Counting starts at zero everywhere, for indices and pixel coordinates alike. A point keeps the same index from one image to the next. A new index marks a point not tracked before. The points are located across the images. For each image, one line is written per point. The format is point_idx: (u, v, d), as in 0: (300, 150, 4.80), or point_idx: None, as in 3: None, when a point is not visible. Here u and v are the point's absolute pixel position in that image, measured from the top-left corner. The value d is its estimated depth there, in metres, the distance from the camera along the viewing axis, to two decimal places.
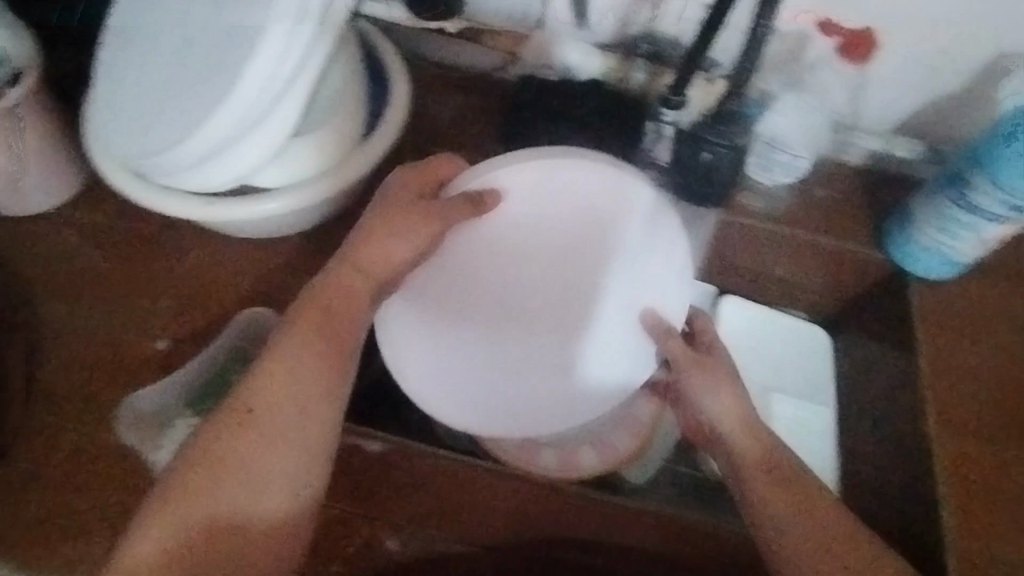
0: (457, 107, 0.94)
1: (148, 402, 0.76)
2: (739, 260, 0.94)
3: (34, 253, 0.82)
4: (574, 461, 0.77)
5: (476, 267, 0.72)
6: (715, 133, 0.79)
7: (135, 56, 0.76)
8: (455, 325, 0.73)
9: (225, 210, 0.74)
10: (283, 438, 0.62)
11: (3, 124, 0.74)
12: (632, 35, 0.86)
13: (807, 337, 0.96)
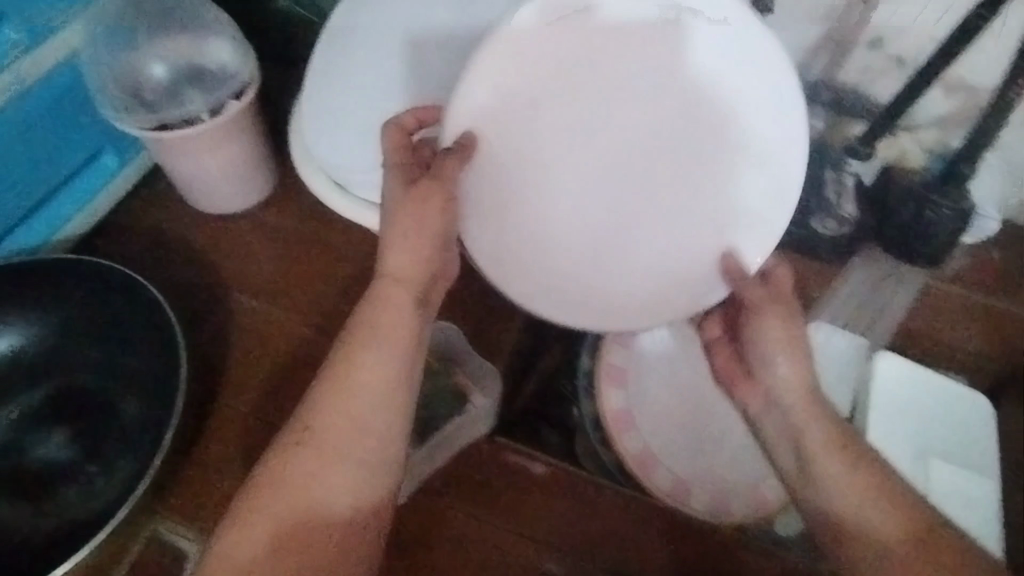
0: None
1: None
2: (884, 307, 0.88)
3: (226, 248, 0.89)
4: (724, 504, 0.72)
5: (530, 158, 0.51)
6: (942, 193, 0.76)
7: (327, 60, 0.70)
8: (541, 232, 0.53)
9: None
10: (354, 444, 0.51)
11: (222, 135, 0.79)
12: (813, 82, 0.86)
13: (967, 401, 0.82)
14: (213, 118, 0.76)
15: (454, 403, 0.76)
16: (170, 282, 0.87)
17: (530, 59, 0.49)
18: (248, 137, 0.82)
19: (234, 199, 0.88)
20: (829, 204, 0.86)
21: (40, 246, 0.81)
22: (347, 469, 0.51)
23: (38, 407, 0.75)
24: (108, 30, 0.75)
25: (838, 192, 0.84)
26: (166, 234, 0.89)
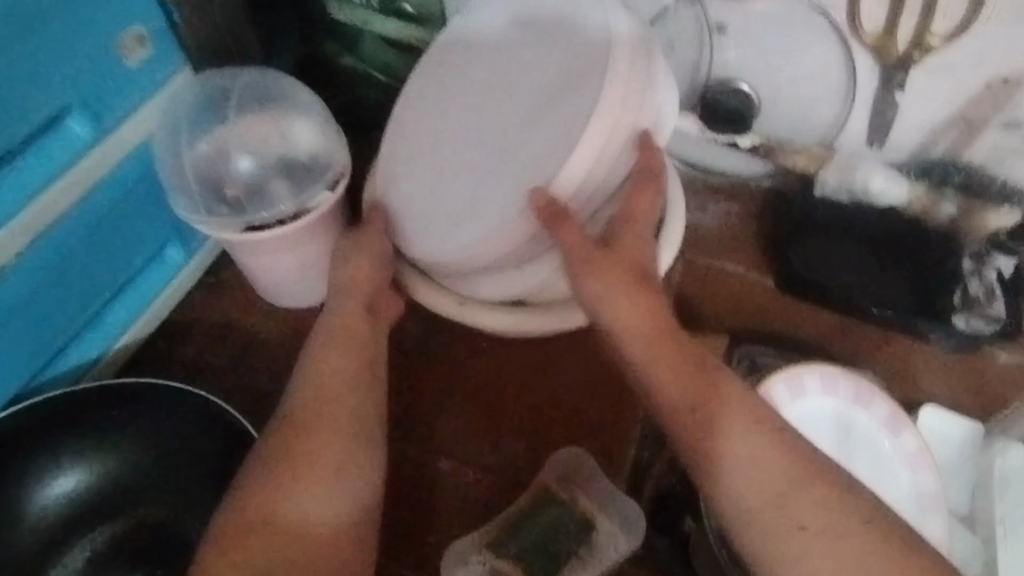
0: (722, 213, 0.92)
1: (466, 546, 0.67)
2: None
3: (298, 346, 0.78)
4: None
5: (456, 150, 0.70)
6: None
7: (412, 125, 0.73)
8: (456, 191, 0.68)
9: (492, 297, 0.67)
10: (329, 440, 0.55)
11: (310, 232, 0.70)
12: (945, 163, 0.81)
13: None
14: (299, 218, 0.68)
15: (582, 533, 0.67)
16: (238, 390, 0.77)
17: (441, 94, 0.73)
18: (334, 228, 0.73)
19: (310, 293, 0.78)
20: (977, 303, 0.80)
21: (98, 358, 0.71)
22: (328, 454, 0.55)
23: (104, 552, 0.68)
24: (189, 116, 0.69)
25: (986, 288, 0.80)
26: (230, 331, 0.79)
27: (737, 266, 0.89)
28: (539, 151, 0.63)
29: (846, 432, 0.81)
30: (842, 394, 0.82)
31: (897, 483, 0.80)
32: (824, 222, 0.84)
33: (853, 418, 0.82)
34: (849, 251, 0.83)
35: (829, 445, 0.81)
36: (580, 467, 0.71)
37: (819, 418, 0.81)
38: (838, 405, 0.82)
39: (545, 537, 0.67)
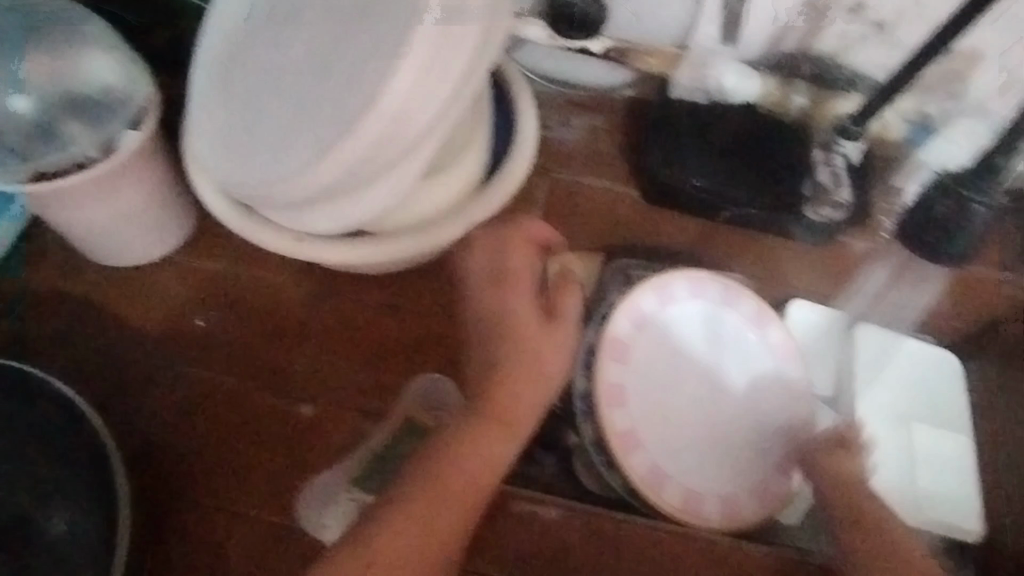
0: (585, 129, 0.92)
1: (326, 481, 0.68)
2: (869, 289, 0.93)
3: (149, 307, 0.75)
4: (737, 510, 0.79)
5: (271, 84, 0.64)
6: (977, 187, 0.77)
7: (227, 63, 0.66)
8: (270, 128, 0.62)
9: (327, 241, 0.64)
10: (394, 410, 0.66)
11: (125, 176, 0.64)
12: (793, 55, 0.81)
13: (938, 363, 0.94)
14: (103, 157, 0.61)
15: None
16: (87, 359, 0.73)
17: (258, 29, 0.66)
18: (155, 171, 0.67)
19: (144, 246, 0.73)
20: (827, 189, 0.81)
21: None
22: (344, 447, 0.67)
23: None
24: None
25: (832, 175, 0.82)
26: (69, 298, 0.74)
27: (603, 182, 0.91)
28: (352, 78, 0.57)
29: (716, 329, 0.85)
30: (709, 293, 0.85)
31: (768, 372, 0.84)
32: (683, 126, 0.84)
33: (722, 315, 0.85)
34: (706, 150, 0.83)
35: (702, 343, 0.84)
36: (443, 392, 0.72)
37: (690, 317, 0.84)
38: (706, 303, 0.85)
39: (407, 461, 0.68)
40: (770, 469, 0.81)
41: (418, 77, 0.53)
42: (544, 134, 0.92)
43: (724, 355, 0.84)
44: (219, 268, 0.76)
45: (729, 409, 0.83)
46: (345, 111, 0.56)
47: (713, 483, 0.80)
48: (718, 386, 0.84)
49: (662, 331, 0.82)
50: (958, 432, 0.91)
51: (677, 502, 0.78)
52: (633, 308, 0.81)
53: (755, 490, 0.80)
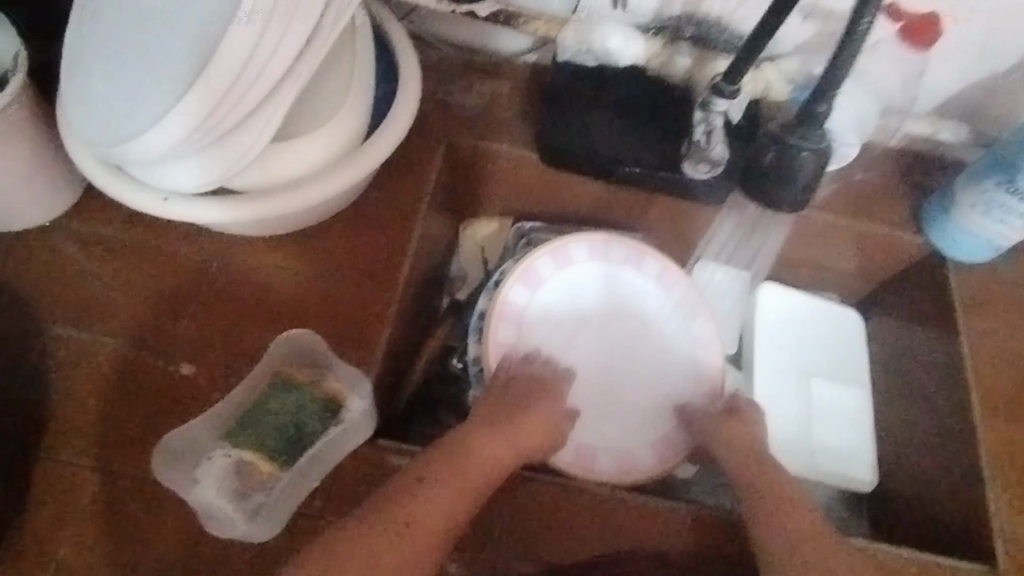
0: (486, 93, 0.89)
1: (190, 437, 0.67)
2: (775, 249, 0.94)
3: (37, 273, 0.76)
4: (634, 462, 0.81)
5: (129, 49, 0.64)
6: (800, 135, 0.73)
7: (85, 32, 0.66)
8: (131, 90, 0.62)
9: (212, 206, 0.67)
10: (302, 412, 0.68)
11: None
12: (676, 17, 0.80)
13: (840, 320, 0.96)
14: None
15: (327, 415, 0.68)
16: None
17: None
18: (34, 136, 0.70)
19: (34, 212, 0.75)
20: (700, 147, 0.80)
21: None
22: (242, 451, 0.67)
23: None
24: None
25: (705, 132, 0.78)
26: None
27: (504, 142, 0.87)
28: (210, 34, 0.59)
29: (618, 286, 0.86)
30: (610, 253, 0.86)
31: (673, 324, 0.86)
32: (573, 88, 0.83)
33: (623, 273, 0.86)
34: (595, 111, 0.84)
35: (601, 300, 0.86)
36: (318, 352, 0.71)
37: (592, 275, 0.85)
38: (606, 263, 0.86)
39: (273, 417, 0.68)
40: (678, 419, 0.83)
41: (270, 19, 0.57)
42: (442, 98, 0.88)
43: (626, 311, 0.86)
44: (111, 235, 0.78)
45: (633, 360, 0.85)
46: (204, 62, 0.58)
47: (620, 435, 0.82)
48: (621, 340, 0.86)
49: (561, 290, 0.84)
50: (855, 388, 0.93)
51: (582, 457, 0.80)
52: (527, 272, 0.83)
53: (660, 439, 0.82)
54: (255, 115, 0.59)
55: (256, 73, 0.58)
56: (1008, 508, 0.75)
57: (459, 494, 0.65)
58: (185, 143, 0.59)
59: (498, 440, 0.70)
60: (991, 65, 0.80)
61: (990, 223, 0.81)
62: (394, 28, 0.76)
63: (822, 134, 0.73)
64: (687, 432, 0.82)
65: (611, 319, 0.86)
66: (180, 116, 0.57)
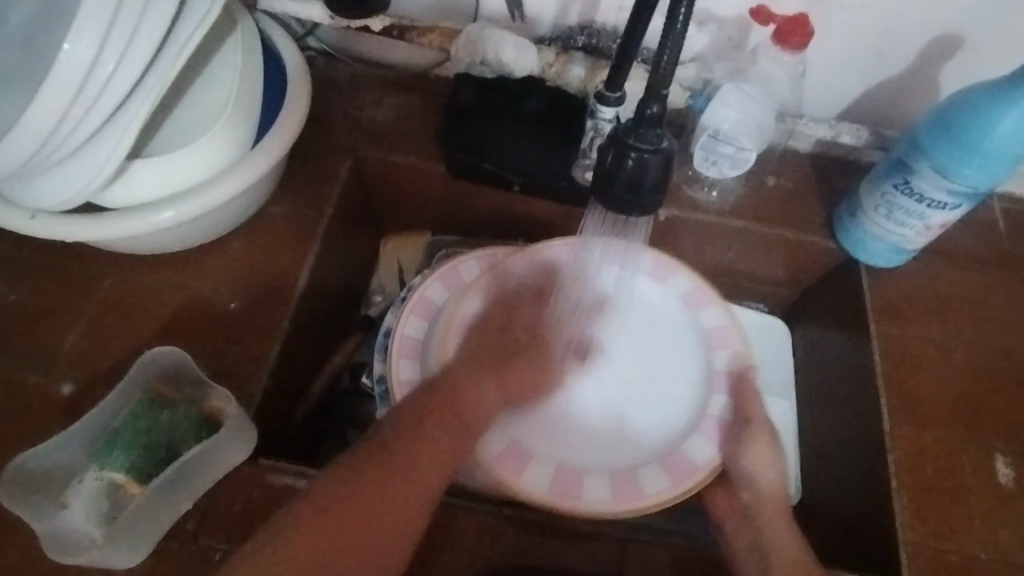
0: (393, 106, 0.90)
1: (51, 461, 0.63)
2: (697, 258, 0.92)
3: None
4: (636, 489, 0.62)
5: None
6: (637, 136, 0.57)
7: None
8: None
9: (84, 225, 0.65)
10: (177, 438, 0.66)
11: None
12: (569, 27, 0.84)
13: (765, 328, 0.94)
14: None
15: (201, 433, 0.66)
16: None
17: None
18: None
19: None
20: (585, 151, 0.81)
21: None
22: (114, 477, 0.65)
23: None
24: None
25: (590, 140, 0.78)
26: None
27: (410, 153, 0.87)
28: (35, 32, 0.55)
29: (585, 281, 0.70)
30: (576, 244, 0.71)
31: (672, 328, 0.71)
32: (472, 96, 0.84)
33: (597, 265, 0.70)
34: (494, 117, 0.83)
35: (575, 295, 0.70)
36: (189, 369, 0.68)
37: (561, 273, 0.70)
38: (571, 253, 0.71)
39: (147, 434, 0.66)
40: (693, 426, 0.66)
41: (94, 15, 0.52)
42: (352, 111, 0.89)
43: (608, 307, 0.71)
44: (8, 252, 0.77)
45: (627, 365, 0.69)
46: (33, 66, 0.54)
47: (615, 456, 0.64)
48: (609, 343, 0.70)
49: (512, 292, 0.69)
50: (779, 397, 0.91)
51: (574, 483, 0.62)
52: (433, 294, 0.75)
53: (674, 450, 0.64)
54: (101, 123, 0.56)
55: (86, 76, 0.53)
56: (913, 511, 0.73)
57: (433, 461, 0.59)
58: (42, 155, 0.56)
59: (473, 397, 0.62)
60: (880, 66, 0.82)
61: (892, 226, 0.80)
62: (283, 39, 0.77)
63: (660, 135, 0.57)
64: (708, 440, 0.65)
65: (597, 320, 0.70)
66: (26, 130, 0.54)
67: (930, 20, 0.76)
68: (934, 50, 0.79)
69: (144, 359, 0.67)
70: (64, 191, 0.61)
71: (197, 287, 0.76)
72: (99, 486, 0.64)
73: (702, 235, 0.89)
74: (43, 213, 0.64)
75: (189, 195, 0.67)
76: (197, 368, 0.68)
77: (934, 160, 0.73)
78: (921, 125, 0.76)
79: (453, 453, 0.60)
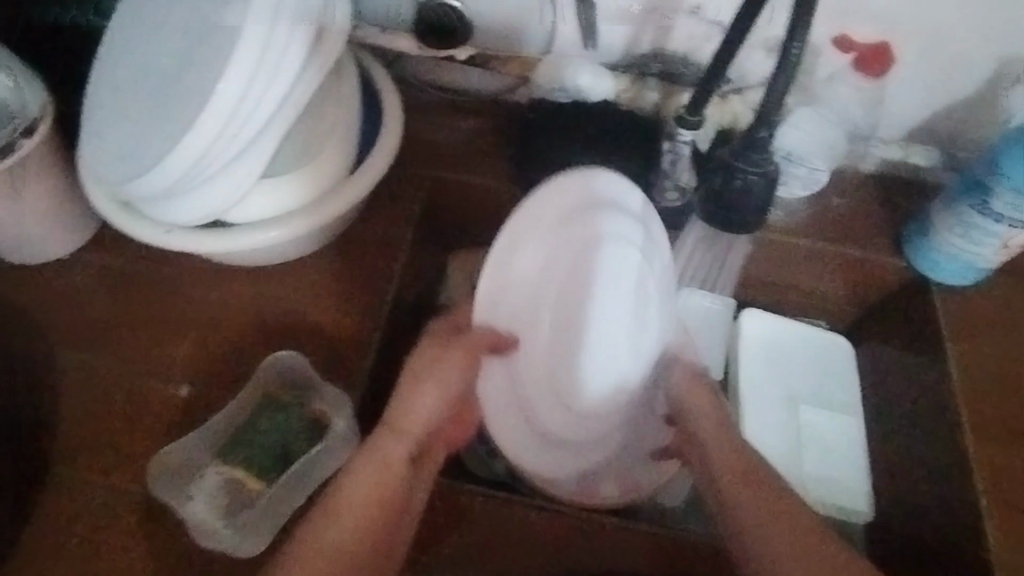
0: (469, 130, 0.95)
1: (180, 455, 0.70)
2: (766, 274, 0.94)
3: (50, 305, 0.81)
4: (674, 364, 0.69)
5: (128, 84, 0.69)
6: (747, 160, 0.77)
7: (97, 76, 0.71)
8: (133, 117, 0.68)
9: (212, 242, 0.72)
10: (286, 441, 0.72)
11: (24, 184, 0.74)
12: (642, 56, 0.88)
13: (830, 347, 0.95)
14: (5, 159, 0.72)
15: (312, 434, 0.72)
16: None
17: (118, 36, 0.72)
18: (47, 173, 0.76)
19: (51, 244, 0.82)
20: (665, 174, 0.83)
21: None
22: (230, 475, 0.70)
23: None
24: None
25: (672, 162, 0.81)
26: None
27: (486, 174, 0.92)
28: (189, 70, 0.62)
29: (558, 254, 0.70)
30: (534, 219, 0.69)
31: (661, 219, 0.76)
32: (549, 122, 0.88)
33: (574, 236, 0.69)
34: (570, 142, 0.87)
35: (551, 276, 0.70)
36: (299, 372, 0.74)
37: (512, 254, 0.69)
38: (551, 219, 0.69)
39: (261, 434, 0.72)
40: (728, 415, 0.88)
41: (245, 57, 0.59)
42: (430, 135, 0.94)
43: (603, 265, 0.68)
44: (123, 265, 0.84)
45: (568, 336, 0.70)
46: (188, 100, 0.62)
47: (548, 419, 0.73)
48: (580, 313, 0.70)
49: (498, 289, 0.70)
50: (848, 415, 0.92)
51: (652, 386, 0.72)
52: None
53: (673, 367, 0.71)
54: (241, 151, 0.64)
55: (233, 109, 0.60)
56: (992, 530, 0.73)
57: (370, 494, 0.62)
58: (189, 178, 0.64)
59: (399, 440, 0.66)
60: (951, 90, 0.84)
61: (967, 246, 0.81)
62: (379, 72, 0.83)
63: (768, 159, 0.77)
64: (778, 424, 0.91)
65: (542, 301, 0.71)
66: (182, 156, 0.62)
67: (1004, 46, 0.78)
68: (1007, 74, 0.81)
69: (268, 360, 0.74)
70: (192, 208, 0.67)
71: (299, 298, 0.82)
72: (219, 481, 0.70)
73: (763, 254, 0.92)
74: (176, 229, 0.71)
75: (303, 214, 0.74)
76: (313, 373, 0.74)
77: (1016, 181, 0.74)
78: (998, 144, 0.77)
79: (386, 495, 0.62)
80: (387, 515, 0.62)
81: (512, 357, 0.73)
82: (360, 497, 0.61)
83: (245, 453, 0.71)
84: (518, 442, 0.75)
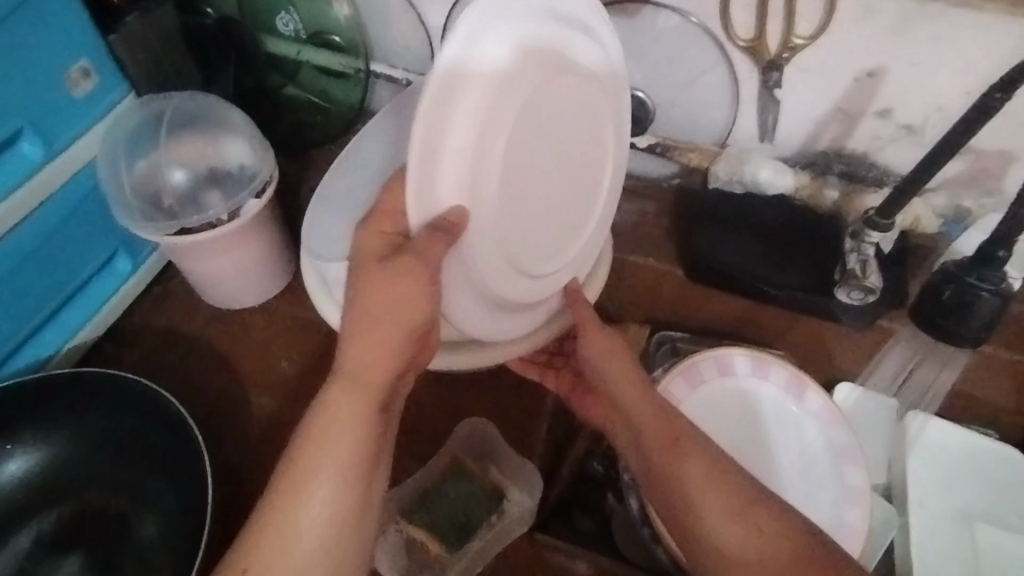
0: (632, 210, 1.01)
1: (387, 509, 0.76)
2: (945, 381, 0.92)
3: (246, 346, 0.87)
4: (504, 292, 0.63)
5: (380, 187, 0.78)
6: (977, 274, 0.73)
7: (350, 181, 0.80)
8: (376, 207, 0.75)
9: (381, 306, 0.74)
10: (466, 506, 0.76)
11: (253, 239, 0.81)
12: (824, 155, 0.91)
13: (1007, 464, 0.85)
14: (232, 221, 0.77)
15: (492, 501, 0.76)
16: (181, 382, 0.85)
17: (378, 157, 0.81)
18: (266, 231, 0.82)
19: (249, 295, 0.87)
20: (853, 276, 0.85)
21: (53, 354, 0.80)
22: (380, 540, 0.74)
23: (53, 532, 0.73)
24: (126, 140, 0.78)
25: (861, 263, 0.83)
26: (176, 330, 0.88)
27: (647, 254, 0.98)
28: None
29: (504, 125, 0.55)
30: (472, 87, 0.52)
31: (551, 104, 0.61)
32: (724, 211, 0.93)
33: (524, 86, 0.57)
34: (744, 228, 0.92)
35: (499, 151, 0.55)
36: (488, 441, 0.81)
37: (440, 134, 0.51)
38: (490, 90, 0.53)
39: (445, 499, 0.77)
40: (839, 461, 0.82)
41: None
42: None
43: (548, 83, 0.60)
44: (307, 316, 0.89)
45: (542, 153, 0.62)
46: None
47: (493, 266, 0.59)
48: (529, 162, 0.60)
49: (434, 182, 0.52)
50: None
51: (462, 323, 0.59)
52: (688, 368, 0.84)
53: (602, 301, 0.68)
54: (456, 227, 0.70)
55: None
56: None
57: (339, 454, 0.51)
58: None
59: (363, 391, 0.52)
60: None
61: None
62: None
63: (1002, 276, 0.73)
64: (970, 542, 0.81)
65: (490, 186, 0.55)
66: None
67: None
68: None
69: (456, 427, 0.82)
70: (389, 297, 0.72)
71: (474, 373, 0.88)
72: (401, 542, 0.74)
73: (923, 351, 0.92)
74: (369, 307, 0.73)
75: None
76: (504, 444, 0.81)
77: None
78: None
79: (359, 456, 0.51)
80: (361, 477, 0.51)
81: (460, 244, 0.55)
82: (328, 465, 0.50)
83: (420, 512, 0.75)
84: (476, 320, 0.60)
